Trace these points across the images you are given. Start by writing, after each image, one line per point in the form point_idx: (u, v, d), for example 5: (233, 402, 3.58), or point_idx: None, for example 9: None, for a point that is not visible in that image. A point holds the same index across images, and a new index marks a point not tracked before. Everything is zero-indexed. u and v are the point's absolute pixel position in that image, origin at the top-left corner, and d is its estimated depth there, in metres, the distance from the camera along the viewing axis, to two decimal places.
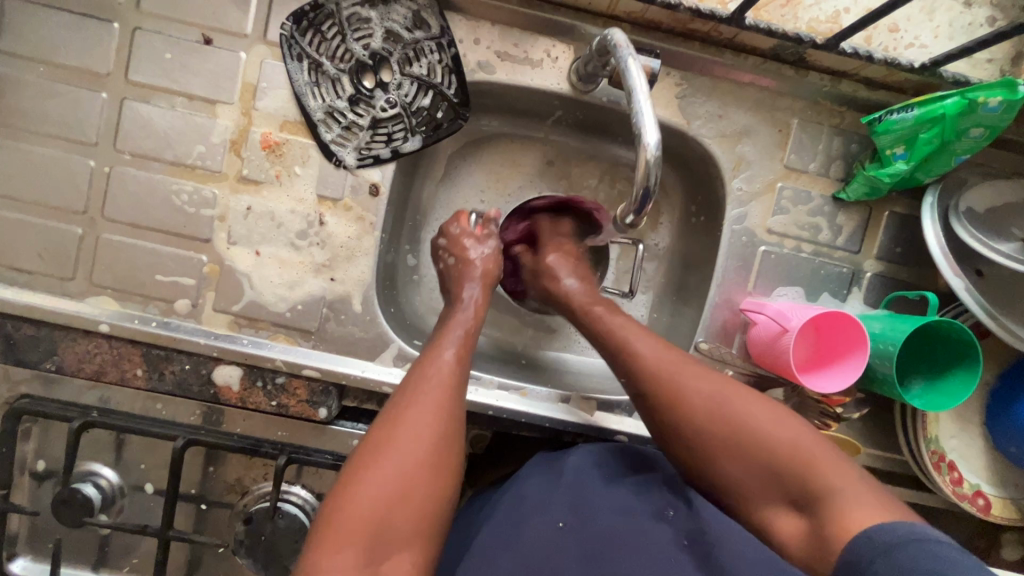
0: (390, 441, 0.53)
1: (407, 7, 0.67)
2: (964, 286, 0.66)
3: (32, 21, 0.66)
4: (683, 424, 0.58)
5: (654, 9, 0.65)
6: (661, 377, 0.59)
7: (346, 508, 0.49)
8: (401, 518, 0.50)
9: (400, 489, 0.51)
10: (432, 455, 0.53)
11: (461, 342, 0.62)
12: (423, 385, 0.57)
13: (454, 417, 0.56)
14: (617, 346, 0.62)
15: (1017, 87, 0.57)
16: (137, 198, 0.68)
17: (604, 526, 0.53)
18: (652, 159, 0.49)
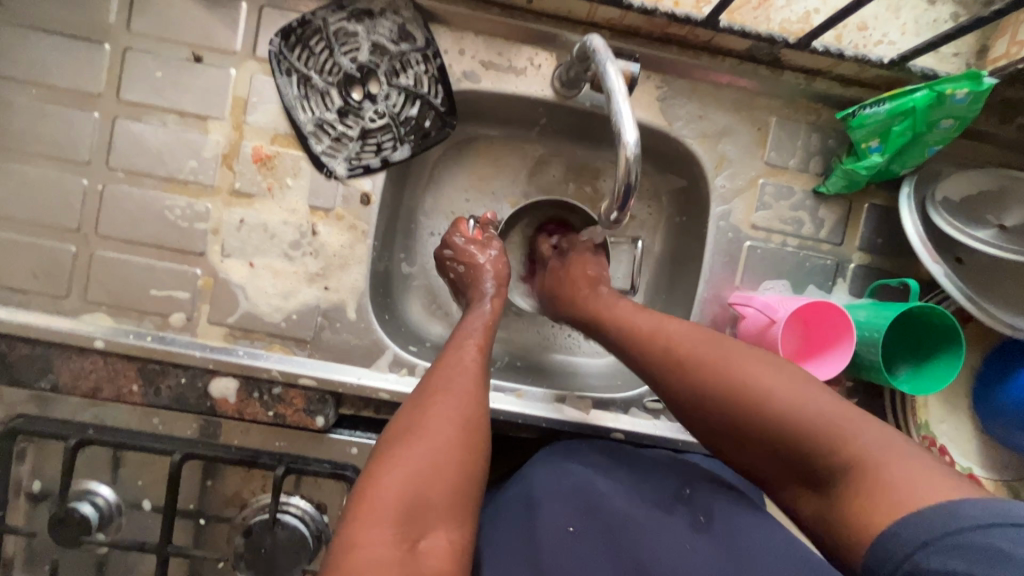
0: (420, 423, 0.54)
1: (393, 21, 0.69)
2: (942, 271, 0.68)
3: (24, 44, 0.67)
4: (688, 391, 0.56)
5: (631, 16, 0.67)
6: (657, 340, 0.60)
7: (379, 485, 0.49)
8: (435, 494, 0.50)
9: (431, 466, 0.51)
10: (461, 433, 0.54)
11: (482, 337, 0.64)
12: (449, 372, 0.59)
13: (483, 402, 0.58)
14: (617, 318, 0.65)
15: (982, 78, 0.59)
16: (131, 214, 0.69)
17: (619, 513, 0.58)
18: (631, 157, 0.51)
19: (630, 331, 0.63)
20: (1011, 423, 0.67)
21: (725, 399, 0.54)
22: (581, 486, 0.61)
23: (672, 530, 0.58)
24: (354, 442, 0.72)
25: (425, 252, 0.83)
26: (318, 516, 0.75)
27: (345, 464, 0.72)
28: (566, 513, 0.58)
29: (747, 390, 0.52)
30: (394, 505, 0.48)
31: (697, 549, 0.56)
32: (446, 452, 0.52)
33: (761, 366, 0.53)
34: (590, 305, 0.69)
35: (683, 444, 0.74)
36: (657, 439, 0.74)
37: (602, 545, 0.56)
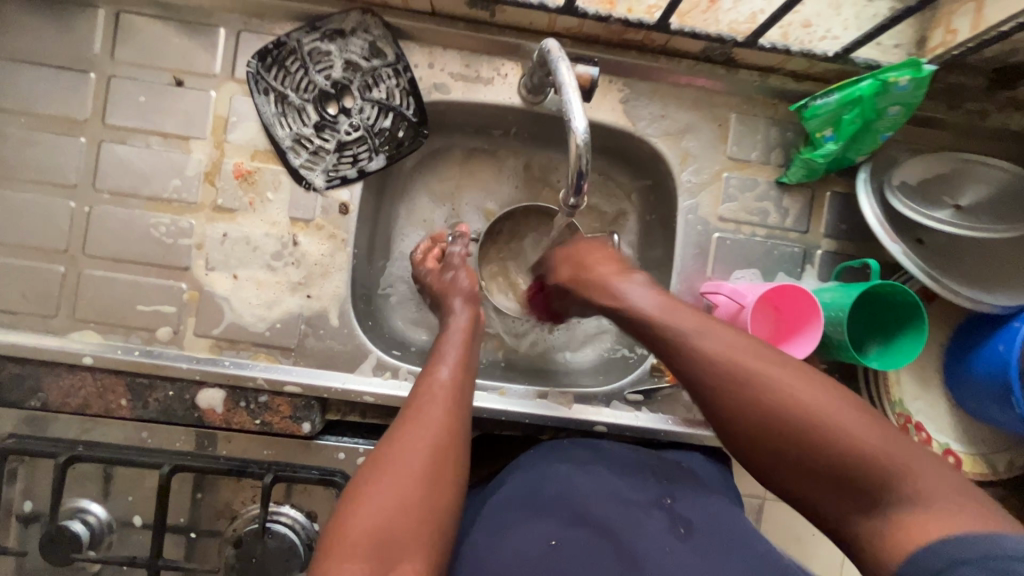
0: (394, 460, 0.54)
1: (364, 39, 0.72)
2: (901, 250, 0.69)
3: (12, 77, 0.70)
4: (742, 414, 0.54)
5: (588, 24, 0.70)
6: (741, 382, 0.55)
7: (348, 520, 0.50)
8: (403, 527, 0.50)
9: (397, 499, 0.51)
10: (440, 462, 0.54)
11: (456, 360, 0.63)
12: (425, 399, 0.58)
13: (455, 430, 0.57)
14: (694, 349, 0.57)
15: (921, 65, 0.63)
16: (118, 233, 0.71)
17: (603, 519, 0.59)
18: (582, 143, 0.53)
19: (712, 365, 0.56)
20: (979, 395, 0.69)
21: (808, 445, 0.51)
22: (560, 497, 0.62)
23: (648, 531, 0.58)
24: (342, 448, 0.73)
25: (408, 261, 0.85)
26: (309, 525, 0.75)
27: (333, 470, 0.73)
28: (548, 528, 0.58)
29: (831, 438, 0.50)
30: (366, 540, 0.49)
31: (675, 552, 0.56)
32: (422, 485, 0.52)
33: (840, 411, 0.51)
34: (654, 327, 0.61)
35: (665, 434, 0.75)
36: (639, 430, 0.75)
37: (581, 550, 0.57)
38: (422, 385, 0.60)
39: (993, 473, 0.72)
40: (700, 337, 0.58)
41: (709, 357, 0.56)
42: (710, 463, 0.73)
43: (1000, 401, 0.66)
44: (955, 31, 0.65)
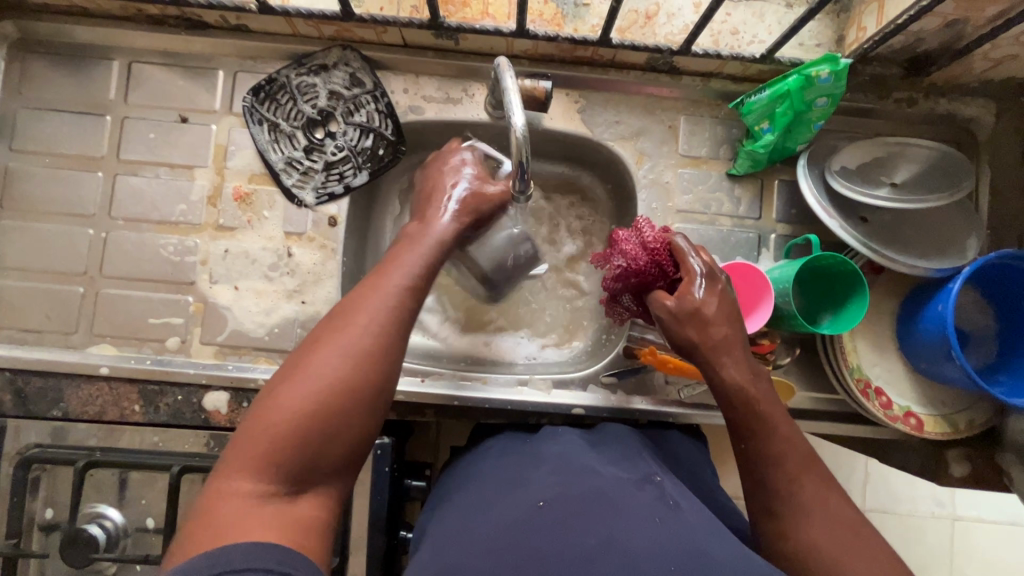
0: (316, 364, 0.50)
1: (345, 71, 0.82)
2: (838, 225, 0.75)
3: (40, 124, 0.80)
4: (793, 511, 0.56)
5: (542, 44, 0.79)
6: (805, 510, 0.56)
7: (260, 422, 0.48)
8: (315, 440, 0.48)
9: (315, 409, 0.49)
10: (358, 378, 0.51)
11: (413, 274, 0.58)
12: (363, 307, 0.54)
13: (392, 347, 0.53)
14: (769, 455, 0.59)
15: (838, 59, 0.70)
16: (131, 255, 0.79)
17: (593, 486, 0.58)
18: (521, 138, 0.58)
19: (783, 486, 0.57)
20: (929, 354, 0.73)
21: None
22: (553, 471, 0.62)
23: (638, 500, 0.56)
24: None
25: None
26: None
27: None
28: (537, 492, 0.58)
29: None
30: (268, 445, 0.47)
31: (667, 521, 0.54)
32: (341, 395, 0.50)
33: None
34: (748, 421, 0.61)
35: (642, 414, 0.80)
36: (616, 410, 0.80)
37: (569, 510, 0.55)
38: (365, 293, 0.55)
39: (955, 433, 0.76)
40: (784, 451, 0.59)
41: (770, 450, 0.59)
42: (682, 439, 0.77)
43: (947, 357, 0.70)
44: (865, 28, 0.73)
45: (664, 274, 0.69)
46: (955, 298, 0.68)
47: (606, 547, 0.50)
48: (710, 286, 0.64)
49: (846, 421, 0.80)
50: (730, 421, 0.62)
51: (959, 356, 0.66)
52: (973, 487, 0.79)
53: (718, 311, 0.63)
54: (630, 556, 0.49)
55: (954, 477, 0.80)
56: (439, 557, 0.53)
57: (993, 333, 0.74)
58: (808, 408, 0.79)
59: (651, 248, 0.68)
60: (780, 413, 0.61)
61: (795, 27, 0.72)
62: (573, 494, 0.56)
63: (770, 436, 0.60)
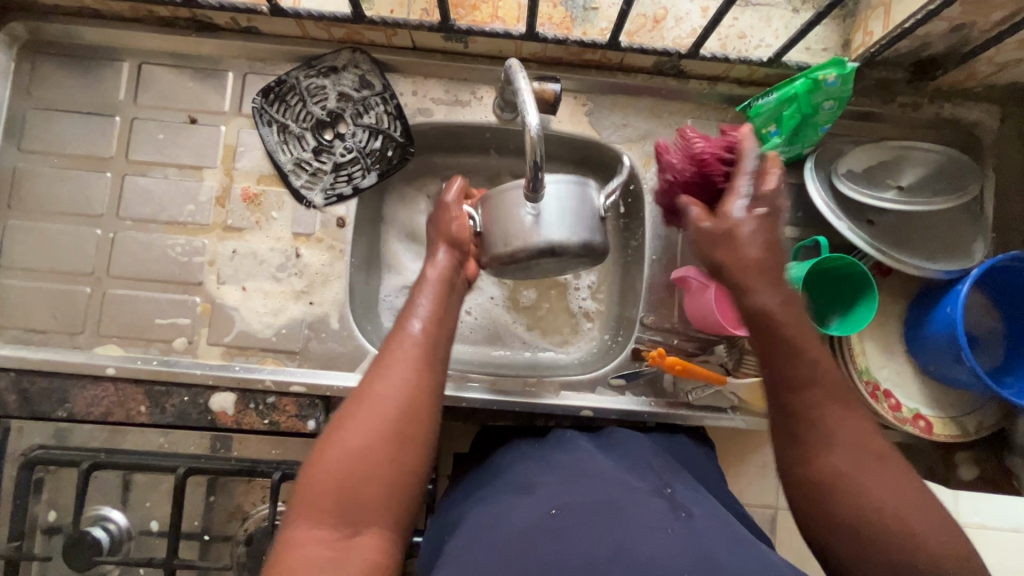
0: (358, 419, 0.54)
1: (354, 73, 0.82)
2: (848, 227, 0.75)
3: (48, 124, 0.80)
4: (813, 438, 0.54)
5: (550, 47, 0.80)
6: (837, 446, 0.53)
7: (313, 481, 0.51)
8: (366, 487, 0.51)
9: (363, 460, 0.52)
10: (397, 425, 0.54)
11: (428, 317, 0.62)
12: (395, 354, 0.58)
13: (423, 390, 0.57)
14: (802, 384, 0.55)
15: (845, 63, 0.70)
16: (138, 255, 0.79)
17: (602, 495, 0.57)
18: (536, 137, 0.56)
19: (804, 414, 0.55)
20: (937, 356, 0.73)
21: (868, 532, 0.50)
22: (562, 480, 0.62)
23: (649, 510, 0.56)
24: None
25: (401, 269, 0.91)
26: None
27: None
28: (546, 500, 0.58)
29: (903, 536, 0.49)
30: (326, 499, 0.50)
31: (678, 531, 0.53)
32: (384, 443, 0.53)
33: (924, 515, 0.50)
34: (775, 346, 0.56)
35: (650, 416, 0.80)
36: (623, 412, 0.80)
37: (580, 518, 0.55)
38: (394, 341, 0.60)
39: (964, 435, 0.76)
40: (811, 378, 0.55)
41: (799, 379, 0.55)
42: (693, 446, 0.77)
43: (955, 359, 0.71)
44: (871, 33, 0.74)
45: (711, 181, 0.67)
46: (964, 299, 0.68)
47: (616, 557, 0.50)
48: (752, 210, 0.58)
49: None
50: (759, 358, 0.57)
51: (969, 358, 0.66)
52: (982, 489, 0.79)
53: (764, 236, 0.57)
54: (646, 561, 0.49)
55: (963, 479, 0.80)
56: (455, 562, 0.53)
57: (1001, 335, 0.75)
58: None
59: (702, 149, 0.67)
60: (812, 337, 0.56)
61: (803, 30, 0.73)
62: (583, 500, 0.57)
63: (799, 361, 0.55)
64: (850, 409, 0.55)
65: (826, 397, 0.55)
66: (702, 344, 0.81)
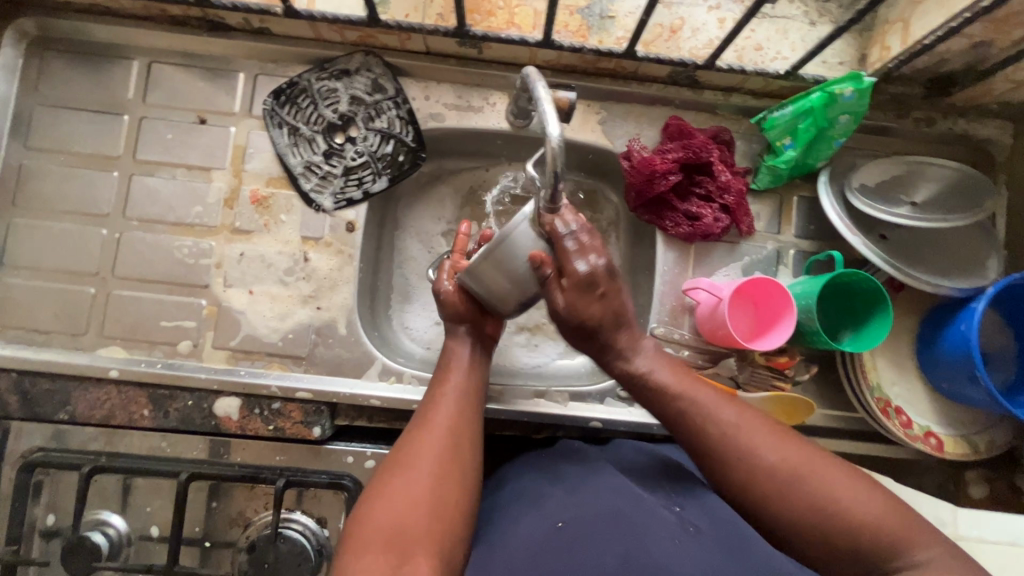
0: (411, 461, 0.56)
1: (366, 77, 0.81)
2: (862, 242, 0.74)
3: (55, 121, 0.79)
4: (718, 459, 0.56)
5: (565, 55, 0.79)
6: (732, 456, 0.55)
7: (369, 519, 0.52)
8: (418, 524, 0.51)
9: (418, 499, 0.53)
10: (449, 472, 0.56)
11: (467, 377, 0.66)
12: (439, 403, 0.62)
13: (468, 440, 0.60)
14: (676, 420, 0.59)
15: (862, 77, 0.70)
16: (144, 256, 0.78)
17: (613, 503, 0.57)
18: (557, 148, 0.55)
19: (699, 441, 0.57)
20: (950, 374, 0.73)
21: (800, 520, 0.51)
22: (569, 492, 0.61)
23: (660, 518, 0.56)
24: (350, 452, 0.77)
25: (422, 287, 0.90)
26: (319, 531, 0.77)
27: (341, 474, 0.75)
28: (555, 511, 0.57)
29: (828, 512, 0.50)
30: (383, 534, 0.50)
31: (688, 541, 0.53)
32: (439, 484, 0.55)
33: (837, 481, 0.52)
34: (647, 387, 0.63)
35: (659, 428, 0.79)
36: (634, 424, 0.78)
37: (591, 530, 0.54)
38: (434, 395, 0.64)
39: (974, 453, 0.76)
40: (682, 410, 0.59)
41: (672, 408, 0.60)
42: None
43: (969, 378, 0.70)
44: (889, 48, 0.74)
45: (650, 175, 0.78)
46: (979, 318, 0.68)
47: (627, 566, 0.50)
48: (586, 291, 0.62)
49: (865, 439, 0.79)
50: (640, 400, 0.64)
51: (984, 377, 0.66)
52: (991, 508, 0.79)
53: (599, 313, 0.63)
54: (653, 567, 0.49)
55: (971, 496, 0.79)
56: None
57: (1013, 353, 0.74)
58: (826, 426, 0.79)
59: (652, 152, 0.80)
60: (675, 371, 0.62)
61: (822, 43, 0.72)
62: (593, 511, 0.56)
63: (666, 396, 0.61)
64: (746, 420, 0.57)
65: (707, 411, 0.58)
66: (713, 357, 0.80)
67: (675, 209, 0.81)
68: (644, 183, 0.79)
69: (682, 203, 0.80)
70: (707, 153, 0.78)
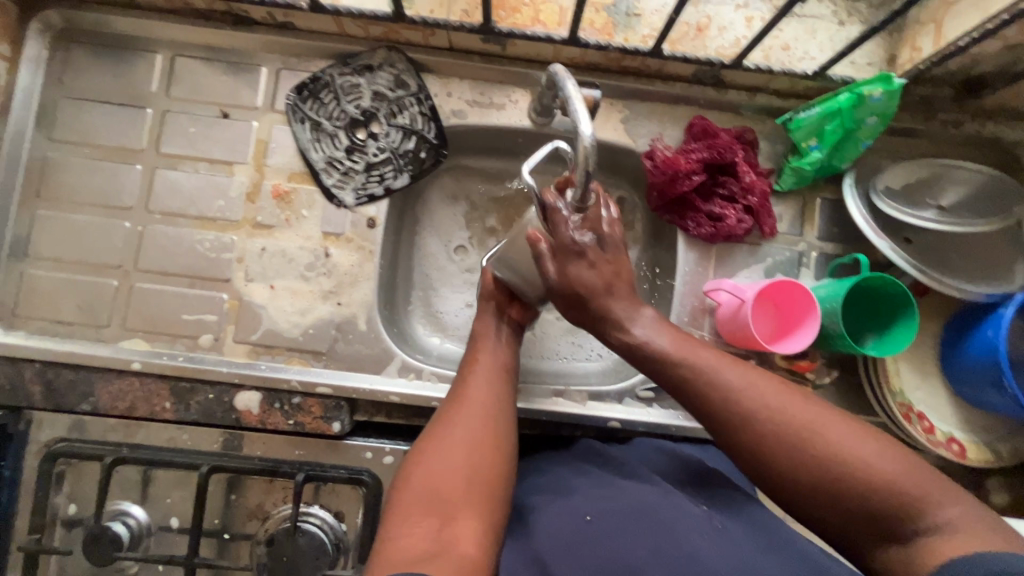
0: (443, 431, 0.59)
1: (390, 72, 0.81)
2: (888, 245, 0.73)
3: (79, 113, 0.79)
4: (734, 427, 0.55)
5: (590, 53, 0.79)
6: (743, 420, 0.54)
7: (409, 485, 0.54)
8: (456, 488, 0.53)
9: (455, 464, 0.55)
10: (481, 438, 0.58)
11: (497, 355, 0.69)
12: (473, 380, 0.65)
13: (500, 410, 0.62)
14: (683, 382, 0.58)
15: (892, 79, 0.70)
16: (167, 249, 0.78)
17: (637, 500, 0.57)
18: (589, 146, 0.54)
19: (710, 406, 0.56)
20: (975, 380, 0.72)
21: (816, 483, 0.51)
22: (594, 487, 0.61)
23: (688, 515, 0.55)
24: (369, 447, 0.77)
25: (451, 286, 0.90)
26: (337, 525, 0.77)
27: (360, 469, 0.76)
28: (582, 506, 0.57)
29: (855, 473, 0.49)
30: (422, 498, 0.53)
31: (718, 538, 0.53)
32: (473, 449, 0.57)
33: (861, 442, 0.51)
34: (653, 353, 0.61)
35: (677, 430, 0.79)
36: (652, 424, 0.78)
37: (617, 524, 0.54)
38: (465, 374, 0.66)
39: (997, 461, 0.75)
40: (684, 373, 0.58)
41: (681, 372, 0.59)
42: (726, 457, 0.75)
43: (994, 385, 0.70)
44: (920, 49, 0.73)
45: (673, 174, 0.77)
46: (1007, 324, 0.67)
47: (655, 558, 0.49)
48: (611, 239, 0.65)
49: None
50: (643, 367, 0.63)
51: (1011, 385, 0.66)
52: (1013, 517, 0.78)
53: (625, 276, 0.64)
54: (686, 559, 0.49)
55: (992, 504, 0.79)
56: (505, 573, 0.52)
57: None
58: None
59: (673, 152, 0.79)
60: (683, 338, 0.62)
61: (853, 44, 0.71)
62: (617, 506, 0.56)
63: (673, 359, 0.60)
64: (756, 384, 0.56)
65: (712, 375, 0.57)
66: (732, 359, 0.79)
67: (697, 209, 0.80)
68: (667, 183, 0.78)
69: (704, 203, 0.80)
70: (731, 153, 0.78)
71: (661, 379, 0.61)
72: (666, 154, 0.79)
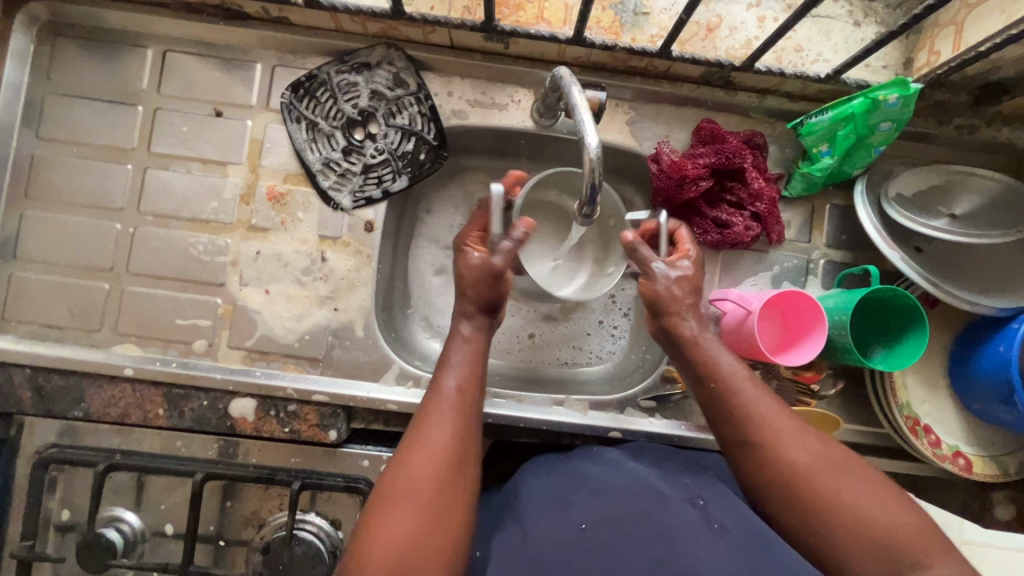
0: (406, 477, 0.55)
1: (388, 70, 0.78)
2: (900, 256, 0.71)
3: (67, 110, 0.77)
4: (769, 439, 0.58)
5: (595, 52, 0.76)
6: (779, 438, 0.57)
7: (372, 542, 0.52)
8: (419, 547, 0.52)
9: (417, 519, 0.53)
10: (445, 484, 0.55)
11: (465, 373, 0.63)
12: (440, 404, 0.60)
13: (464, 446, 0.58)
14: (729, 391, 0.61)
15: (907, 84, 0.67)
16: (159, 252, 0.76)
17: (631, 505, 0.56)
18: (594, 158, 0.54)
19: (752, 416, 0.59)
20: (983, 395, 0.71)
21: (820, 511, 0.54)
22: (590, 491, 0.59)
23: (683, 519, 0.54)
24: (366, 456, 0.76)
25: (450, 289, 0.88)
26: (333, 533, 0.76)
27: (357, 478, 0.74)
28: (578, 513, 0.56)
29: (861, 512, 0.52)
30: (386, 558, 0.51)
31: (714, 544, 0.52)
32: (436, 500, 0.54)
33: (869, 487, 0.54)
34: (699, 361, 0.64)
35: (680, 440, 0.77)
36: (654, 435, 0.77)
37: (611, 536, 0.53)
38: (432, 395, 0.61)
39: (1004, 476, 0.75)
40: (735, 381, 0.61)
41: (728, 381, 0.62)
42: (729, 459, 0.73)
43: (1004, 401, 0.69)
44: (938, 53, 0.71)
45: (680, 179, 0.75)
46: (1021, 340, 0.66)
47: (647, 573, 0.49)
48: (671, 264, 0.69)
49: (889, 456, 0.78)
50: (686, 370, 0.65)
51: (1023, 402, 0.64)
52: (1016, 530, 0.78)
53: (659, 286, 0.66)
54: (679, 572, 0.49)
55: (995, 516, 0.78)
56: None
57: None
58: (850, 441, 0.77)
59: (680, 156, 0.77)
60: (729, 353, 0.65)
61: (870, 47, 0.69)
62: (614, 513, 0.55)
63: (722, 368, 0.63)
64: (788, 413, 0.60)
65: (758, 394, 0.60)
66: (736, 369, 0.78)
67: (703, 215, 0.78)
68: (673, 188, 0.76)
69: (711, 209, 0.78)
70: (740, 158, 0.75)
71: (705, 384, 0.63)
72: (672, 158, 0.76)
